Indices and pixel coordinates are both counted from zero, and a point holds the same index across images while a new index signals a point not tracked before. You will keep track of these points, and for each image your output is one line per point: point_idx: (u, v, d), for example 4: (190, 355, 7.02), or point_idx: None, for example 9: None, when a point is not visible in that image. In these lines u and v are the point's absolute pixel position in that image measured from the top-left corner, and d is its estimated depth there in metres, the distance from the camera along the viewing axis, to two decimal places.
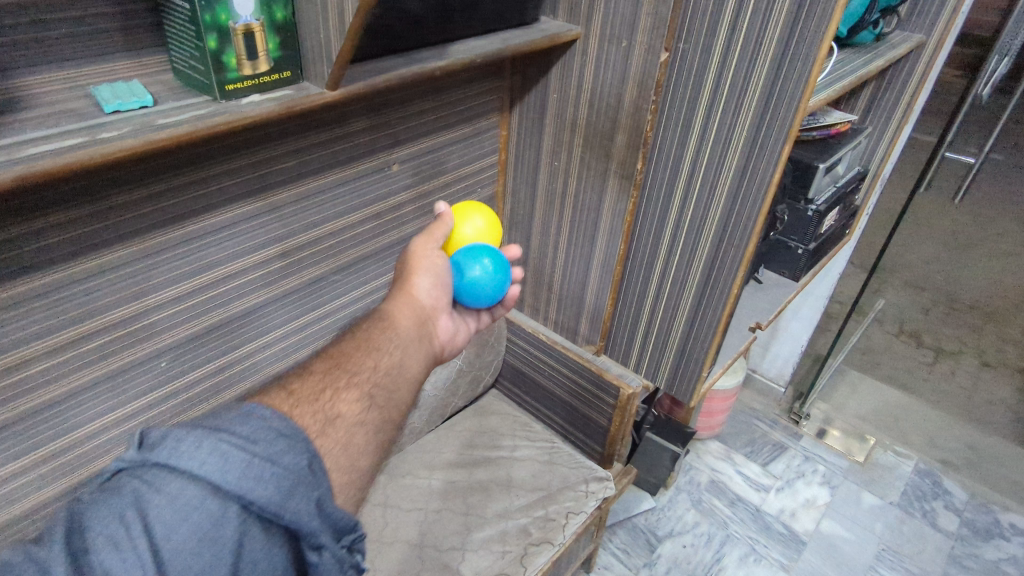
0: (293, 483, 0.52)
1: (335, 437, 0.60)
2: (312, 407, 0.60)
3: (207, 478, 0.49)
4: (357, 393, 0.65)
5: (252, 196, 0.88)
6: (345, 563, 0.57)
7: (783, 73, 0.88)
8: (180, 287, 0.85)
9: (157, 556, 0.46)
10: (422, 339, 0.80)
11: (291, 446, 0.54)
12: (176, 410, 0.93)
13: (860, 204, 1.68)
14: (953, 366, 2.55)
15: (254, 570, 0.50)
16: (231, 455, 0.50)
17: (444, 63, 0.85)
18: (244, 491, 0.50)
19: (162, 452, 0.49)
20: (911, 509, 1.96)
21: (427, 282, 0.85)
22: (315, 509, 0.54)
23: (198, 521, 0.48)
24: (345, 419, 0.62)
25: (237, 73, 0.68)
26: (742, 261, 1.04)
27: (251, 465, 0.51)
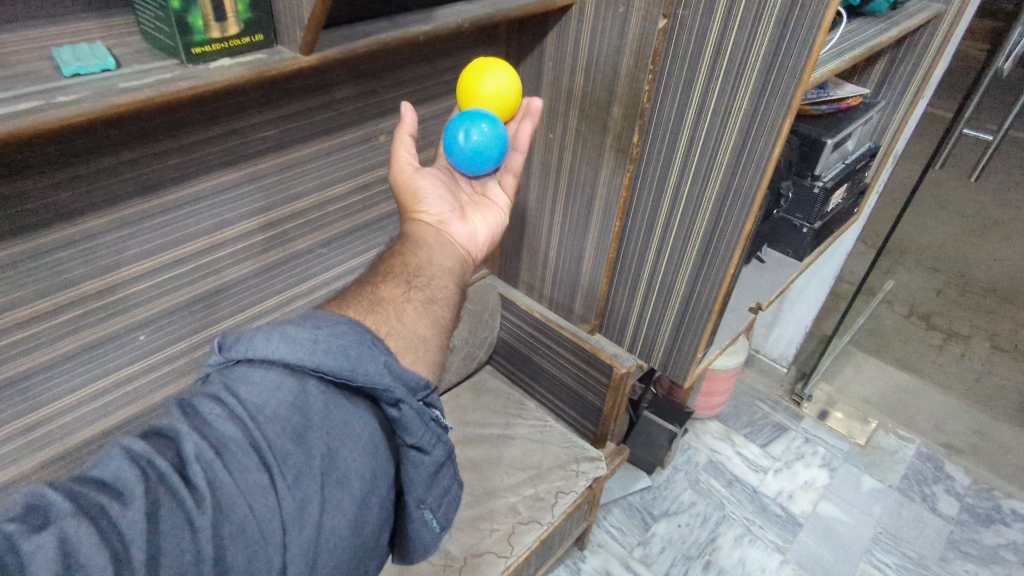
0: (357, 351, 0.61)
1: (388, 311, 0.70)
2: (356, 297, 0.71)
3: (283, 358, 0.58)
4: (396, 282, 0.74)
5: (232, 164, 0.85)
6: (424, 415, 0.66)
7: (787, 43, 0.83)
8: (161, 258, 0.84)
9: (257, 418, 0.55)
10: (452, 245, 0.85)
11: (348, 325, 0.63)
12: (160, 382, 0.93)
13: (870, 181, 1.63)
14: (963, 349, 2.53)
15: (347, 424, 0.60)
16: (299, 339, 0.60)
17: (428, 28, 0.81)
18: (317, 362, 0.59)
19: (241, 349, 0.59)
20: (911, 493, 1.94)
21: (427, 200, 0.87)
22: (383, 369, 0.63)
23: (283, 392, 0.57)
24: (390, 299, 0.71)
25: (204, 36, 0.65)
26: (739, 240, 1.00)
27: (317, 341, 0.60)
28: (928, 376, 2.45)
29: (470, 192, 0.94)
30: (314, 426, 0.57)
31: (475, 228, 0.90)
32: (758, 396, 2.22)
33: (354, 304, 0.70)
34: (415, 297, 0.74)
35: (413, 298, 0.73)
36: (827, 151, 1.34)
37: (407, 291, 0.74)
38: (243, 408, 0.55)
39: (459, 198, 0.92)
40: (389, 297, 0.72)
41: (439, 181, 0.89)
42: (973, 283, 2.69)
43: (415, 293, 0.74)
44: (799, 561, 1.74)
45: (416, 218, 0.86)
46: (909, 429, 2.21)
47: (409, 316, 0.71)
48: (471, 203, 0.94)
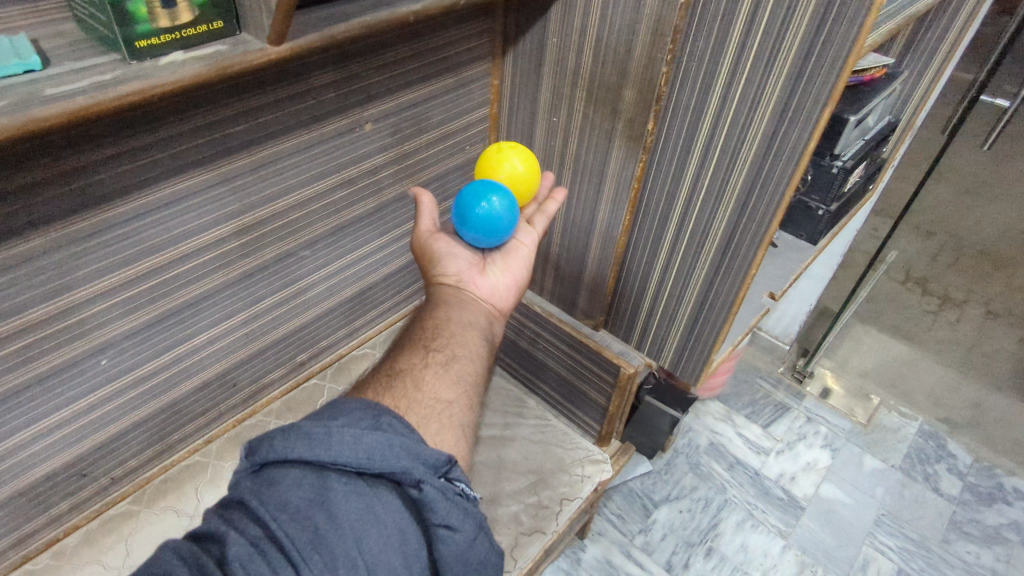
0: (372, 438, 0.59)
1: (407, 383, 0.71)
2: (377, 377, 0.74)
3: (300, 457, 0.58)
4: (415, 351, 0.76)
5: (197, 166, 0.74)
6: (449, 491, 0.61)
7: (830, 22, 0.73)
8: (119, 275, 0.74)
9: (274, 523, 0.54)
10: (472, 301, 0.85)
11: (367, 413, 0.62)
12: (128, 406, 0.84)
13: (888, 156, 1.53)
14: (958, 314, 2.47)
15: (367, 517, 0.57)
16: (316, 433, 0.59)
17: (418, 7, 0.69)
18: (333, 457, 0.57)
19: (264, 453, 0.59)
20: (913, 473, 1.91)
21: (444, 259, 0.89)
22: (400, 452, 0.59)
23: (302, 492, 0.56)
24: (407, 371, 0.72)
25: (150, 25, 0.53)
26: (764, 239, 0.92)
27: (332, 435, 0.59)
28: (924, 345, 2.41)
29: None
30: (333, 524, 0.55)
31: (496, 280, 0.89)
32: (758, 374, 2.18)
33: (374, 384, 0.72)
34: (434, 360, 0.75)
35: (431, 363, 0.74)
36: (849, 130, 1.25)
37: (426, 356, 0.75)
38: (262, 511, 0.54)
39: (482, 250, 0.92)
40: (407, 367, 0.73)
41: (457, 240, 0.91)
42: None
43: (434, 356, 0.75)
44: (801, 545, 1.71)
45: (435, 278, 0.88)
46: (909, 407, 2.16)
47: (427, 383, 0.72)
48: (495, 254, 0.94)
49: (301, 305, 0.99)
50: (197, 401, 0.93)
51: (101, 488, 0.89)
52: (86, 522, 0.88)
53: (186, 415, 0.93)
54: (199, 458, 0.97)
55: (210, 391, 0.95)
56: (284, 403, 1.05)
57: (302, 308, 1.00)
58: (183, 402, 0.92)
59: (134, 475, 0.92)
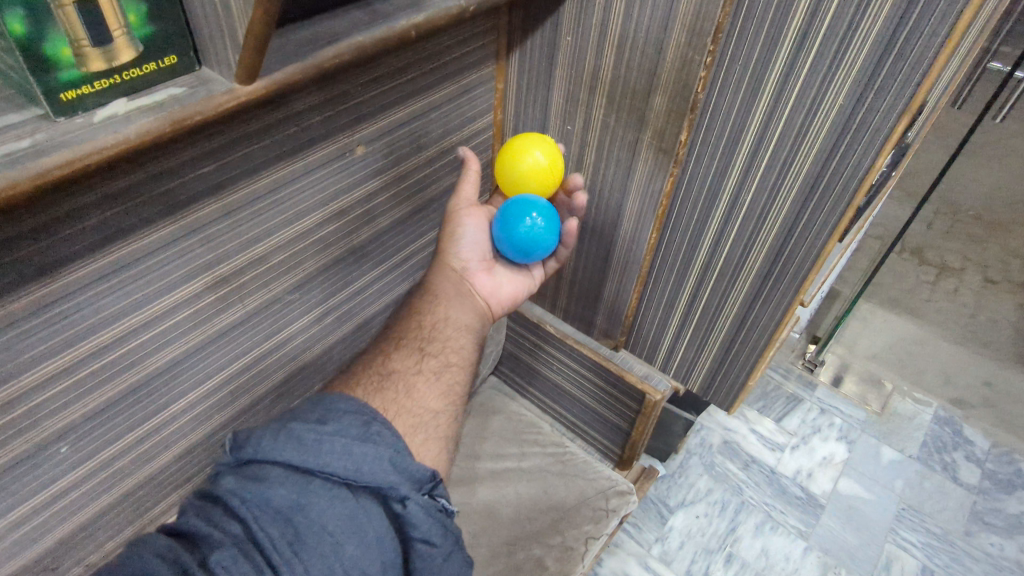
0: (363, 450, 0.57)
1: (399, 388, 0.66)
2: (367, 373, 0.68)
3: (288, 460, 0.56)
4: (409, 350, 0.71)
5: (159, 218, 0.61)
6: (432, 508, 0.60)
7: (911, 22, 0.61)
8: (71, 354, 0.61)
9: (256, 527, 0.52)
10: (468, 299, 0.79)
11: (359, 419, 0.60)
12: (99, 490, 0.73)
13: (913, 140, 1.42)
14: (955, 284, 2.32)
15: (350, 527, 0.55)
16: (306, 438, 0.57)
17: (420, 18, 0.56)
18: (322, 465, 0.56)
19: (249, 450, 0.57)
20: (932, 463, 1.84)
21: (459, 242, 0.82)
22: (389, 467, 0.58)
23: (286, 492, 0.55)
24: (400, 372, 0.68)
25: (78, 72, 0.40)
26: (815, 262, 0.81)
27: (323, 442, 0.57)
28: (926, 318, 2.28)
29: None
30: (315, 531, 0.53)
31: (498, 283, 0.84)
32: (768, 365, 2.08)
33: (365, 380, 0.67)
34: (427, 366, 0.70)
35: (424, 368, 0.69)
36: None
37: (420, 360, 0.70)
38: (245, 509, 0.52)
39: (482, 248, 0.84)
40: (398, 369, 0.68)
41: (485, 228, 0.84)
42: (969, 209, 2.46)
43: (428, 361, 0.70)
44: (823, 547, 1.63)
45: (441, 258, 0.82)
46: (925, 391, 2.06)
47: (419, 391, 0.67)
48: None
49: (292, 351, 0.88)
50: (178, 470, 0.82)
51: None
52: None
53: (167, 486, 0.82)
54: None
55: (194, 456, 0.83)
56: None
57: (292, 354, 0.88)
58: (163, 472, 0.80)
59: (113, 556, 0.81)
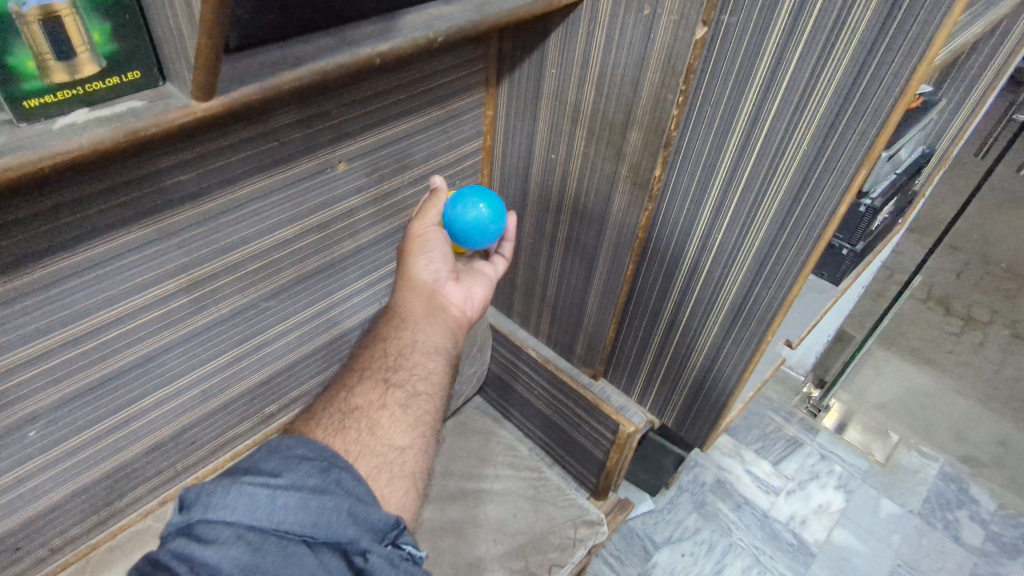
0: (320, 503, 0.55)
1: (361, 426, 0.64)
2: (329, 412, 0.65)
3: (241, 521, 0.53)
4: (372, 382, 0.67)
5: (134, 220, 0.65)
6: (396, 557, 0.57)
7: (869, 74, 0.62)
8: (42, 343, 0.64)
9: None
10: (442, 316, 0.73)
11: (315, 468, 0.58)
12: (65, 477, 0.75)
13: (921, 188, 1.39)
14: (981, 337, 2.24)
15: None
16: (259, 495, 0.54)
17: (386, 47, 0.59)
18: (278, 523, 0.54)
19: (197, 511, 0.54)
20: (933, 520, 1.68)
21: (425, 254, 0.74)
22: (347, 519, 0.56)
23: (237, 555, 0.51)
24: (364, 409, 0.65)
25: (41, 83, 0.44)
26: (783, 303, 0.82)
27: (276, 498, 0.54)
28: (946, 369, 2.16)
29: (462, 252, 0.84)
30: None
31: (470, 290, 0.78)
32: (766, 406, 1.92)
33: (325, 420, 0.64)
34: (392, 399, 0.66)
35: (390, 402, 0.66)
36: (881, 164, 0.99)
37: (384, 393, 0.66)
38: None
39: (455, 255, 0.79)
40: (361, 406, 0.65)
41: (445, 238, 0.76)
42: (995, 265, 2.42)
43: (393, 394, 0.66)
44: None
45: (407, 274, 0.74)
46: (930, 444, 1.90)
47: (382, 427, 0.64)
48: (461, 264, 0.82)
49: (267, 355, 0.91)
50: (146, 464, 0.85)
51: (39, 560, 0.80)
52: None
53: (134, 479, 0.85)
54: (152, 521, 0.88)
55: (163, 452, 0.86)
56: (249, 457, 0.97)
57: (267, 358, 0.91)
58: (133, 464, 0.83)
59: (77, 543, 0.83)
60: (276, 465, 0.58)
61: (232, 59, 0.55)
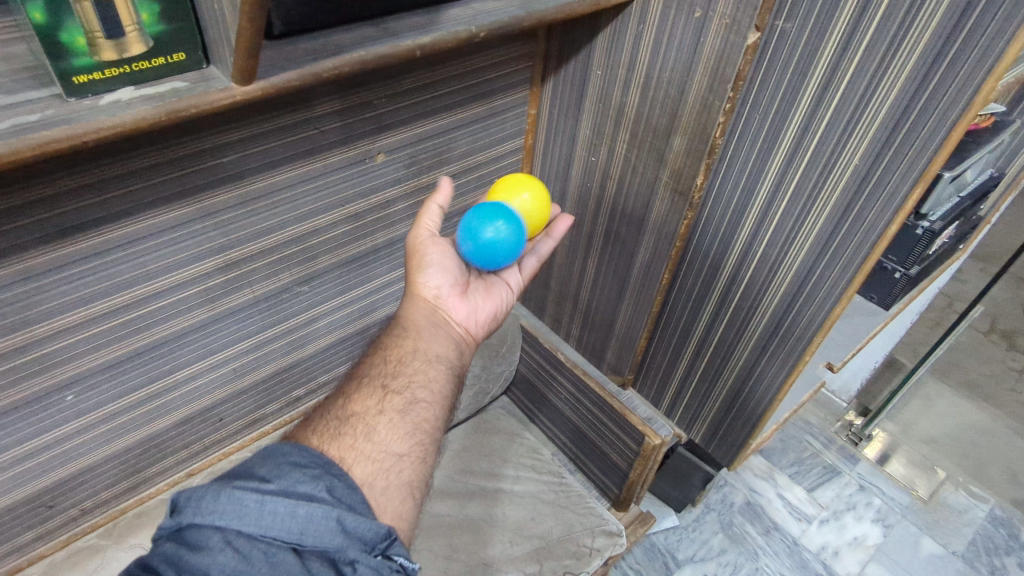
0: (309, 510, 0.49)
1: (357, 431, 0.59)
2: (325, 418, 0.60)
3: (228, 525, 0.48)
4: (370, 389, 0.63)
5: (176, 199, 0.67)
6: (386, 570, 0.51)
7: (930, 88, 0.59)
8: (84, 311, 0.67)
9: None
10: (442, 330, 0.73)
11: (308, 474, 0.53)
12: (98, 442, 0.78)
13: (987, 213, 1.31)
14: None
15: None
16: (246, 499, 0.49)
17: (427, 39, 0.59)
18: (264, 529, 0.48)
19: (186, 513, 0.49)
20: (978, 564, 1.57)
21: (428, 270, 0.76)
22: (335, 527, 0.50)
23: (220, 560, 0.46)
24: (361, 415, 0.60)
25: (91, 60, 0.45)
26: (823, 323, 0.79)
27: (264, 503, 0.49)
28: (1003, 407, 2.01)
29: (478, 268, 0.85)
30: None
31: (476, 305, 0.79)
32: (804, 429, 1.85)
33: (320, 428, 0.59)
34: (390, 405, 0.62)
35: (387, 408, 0.61)
36: (943, 184, 0.94)
37: (382, 400, 0.62)
38: None
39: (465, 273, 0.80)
40: (359, 411, 0.61)
41: (452, 253, 0.77)
42: None
43: (391, 400, 0.62)
44: None
45: (411, 288, 0.76)
46: (981, 484, 1.77)
47: (380, 433, 0.59)
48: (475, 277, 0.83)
49: (297, 339, 0.93)
50: (176, 436, 0.87)
51: (71, 519, 0.83)
52: (53, 552, 0.83)
53: (164, 449, 0.88)
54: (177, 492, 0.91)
55: (192, 425, 0.88)
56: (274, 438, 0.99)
57: (297, 341, 0.93)
58: (163, 435, 0.86)
59: (106, 506, 0.87)
60: (269, 471, 0.53)
61: (275, 46, 0.55)
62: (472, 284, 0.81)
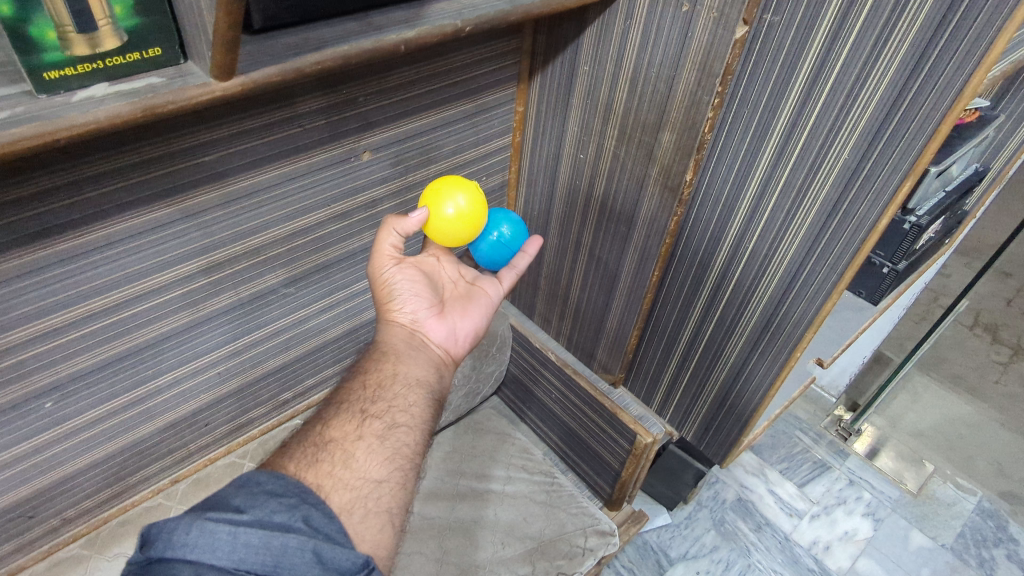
0: (284, 540, 0.48)
1: (335, 458, 0.57)
2: (301, 444, 0.58)
3: (199, 560, 0.46)
4: (349, 414, 0.61)
5: (156, 199, 0.66)
6: None
7: (919, 81, 0.59)
8: (62, 316, 0.65)
9: None
10: (421, 351, 0.71)
11: (284, 503, 0.51)
12: (79, 450, 0.76)
13: (972, 207, 1.32)
14: None
15: None
16: (218, 532, 0.48)
17: (412, 33, 0.58)
18: (237, 562, 0.47)
19: (157, 546, 0.47)
20: (967, 557, 1.58)
21: (398, 297, 0.74)
22: (311, 559, 0.48)
23: None
24: (339, 441, 0.58)
25: (63, 55, 0.44)
26: (814, 319, 0.78)
27: (237, 535, 0.48)
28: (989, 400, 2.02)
29: (454, 283, 0.82)
30: None
31: (455, 325, 0.77)
32: (795, 425, 1.86)
33: (297, 454, 0.57)
34: (369, 430, 0.60)
35: (366, 433, 0.60)
36: (929, 181, 0.95)
37: (361, 424, 0.60)
38: None
39: (439, 294, 0.78)
40: (336, 436, 0.59)
41: (418, 276, 0.76)
42: None
43: (370, 425, 0.60)
44: None
45: (384, 315, 0.74)
46: (969, 477, 1.79)
47: (360, 460, 0.57)
48: (455, 296, 0.81)
49: (283, 342, 0.91)
50: (160, 442, 0.86)
51: (52, 529, 0.81)
52: (34, 563, 0.81)
53: (148, 456, 0.86)
54: (162, 499, 0.89)
55: (176, 431, 0.87)
56: (261, 443, 0.97)
57: (282, 344, 0.91)
58: (147, 441, 0.84)
59: (89, 515, 0.85)
60: (244, 500, 0.51)
61: (255, 42, 0.54)
62: (450, 304, 0.78)
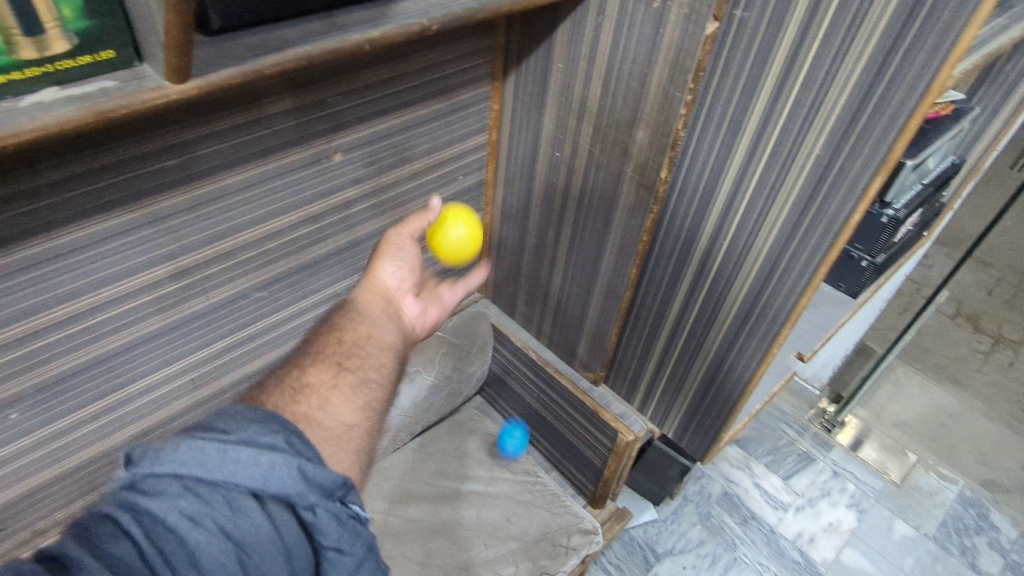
0: (272, 457, 0.46)
1: (311, 402, 0.56)
2: (279, 385, 0.58)
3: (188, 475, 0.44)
4: (325, 364, 0.61)
5: (120, 204, 0.64)
6: (345, 516, 0.49)
7: (888, 76, 0.59)
8: (24, 325, 0.64)
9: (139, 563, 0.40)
10: (397, 320, 0.71)
11: (268, 428, 0.49)
12: (48, 460, 0.75)
13: (949, 200, 1.33)
14: (1012, 357, 2.12)
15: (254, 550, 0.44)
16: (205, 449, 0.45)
17: (376, 33, 0.57)
18: (227, 477, 0.45)
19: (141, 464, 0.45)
20: (949, 545, 1.60)
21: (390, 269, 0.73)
22: (298, 475, 0.47)
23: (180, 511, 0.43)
24: (315, 385, 0.58)
25: (9, 60, 0.42)
26: (790, 315, 0.79)
27: (225, 452, 0.46)
28: (970, 390, 2.04)
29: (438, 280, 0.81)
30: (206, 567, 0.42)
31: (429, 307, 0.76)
32: (779, 419, 1.87)
33: (274, 394, 0.57)
34: (343, 382, 0.59)
35: (341, 383, 0.59)
36: (906, 173, 0.96)
37: (336, 375, 0.60)
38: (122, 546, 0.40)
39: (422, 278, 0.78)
40: (312, 382, 0.58)
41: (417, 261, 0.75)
42: None
43: (345, 377, 0.60)
44: None
45: (370, 274, 0.73)
46: (951, 466, 1.80)
47: (334, 405, 0.57)
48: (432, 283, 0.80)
49: (257, 346, 0.90)
50: (133, 451, 0.84)
51: (23, 541, 0.79)
52: None
53: None
54: None
55: (150, 439, 0.85)
56: None
57: (257, 349, 0.90)
58: (120, 450, 0.82)
59: (61, 527, 0.83)
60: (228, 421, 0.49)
61: (214, 43, 0.53)
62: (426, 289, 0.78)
